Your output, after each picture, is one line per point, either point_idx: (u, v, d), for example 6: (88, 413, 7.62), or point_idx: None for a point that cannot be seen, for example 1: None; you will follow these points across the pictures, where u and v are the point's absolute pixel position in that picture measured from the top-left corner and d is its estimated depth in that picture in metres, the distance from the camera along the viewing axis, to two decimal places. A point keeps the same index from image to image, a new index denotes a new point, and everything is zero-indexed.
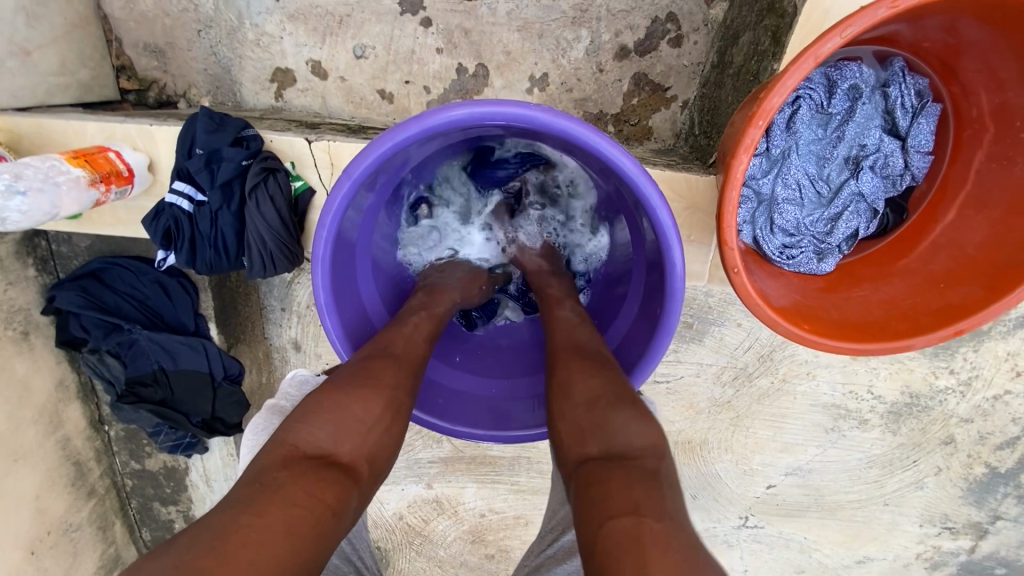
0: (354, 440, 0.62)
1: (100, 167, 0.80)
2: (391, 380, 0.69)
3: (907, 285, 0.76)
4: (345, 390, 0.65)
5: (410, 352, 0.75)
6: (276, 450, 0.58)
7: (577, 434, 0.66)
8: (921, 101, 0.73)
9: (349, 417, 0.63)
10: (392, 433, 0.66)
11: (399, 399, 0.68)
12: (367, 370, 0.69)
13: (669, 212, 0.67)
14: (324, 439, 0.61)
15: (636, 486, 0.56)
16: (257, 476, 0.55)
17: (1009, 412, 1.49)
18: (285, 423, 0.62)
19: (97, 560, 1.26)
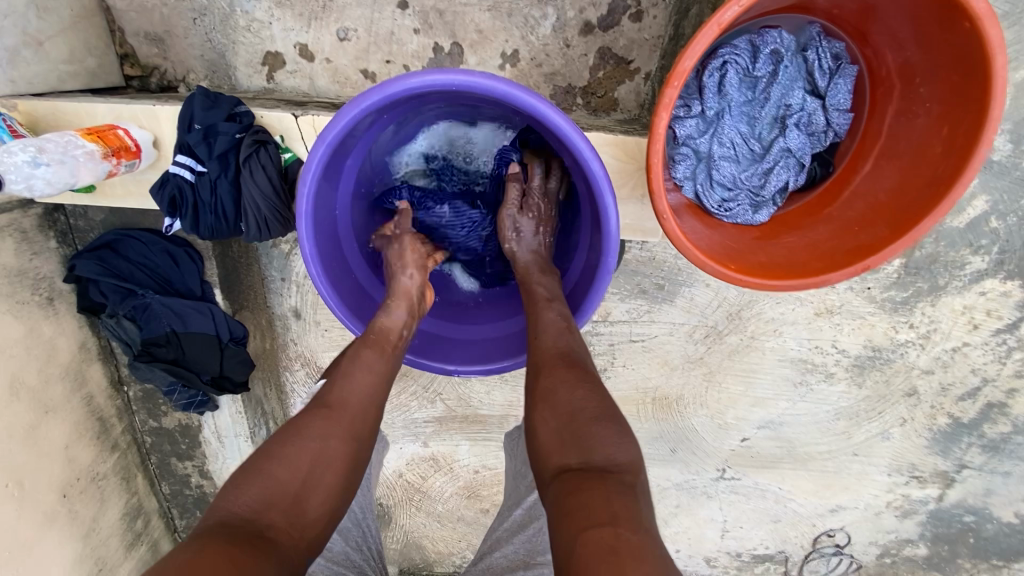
0: (286, 496, 0.69)
1: (111, 142, 0.91)
2: (321, 432, 0.77)
3: (828, 231, 0.85)
4: (277, 451, 0.72)
5: (347, 402, 0.82)
6: (209, 518, 0.65)
7: (558, 446, 0.73)
8: (838, 63, 0.82)
9: (279, 474, 0.70)
10: (325, 482, 0.74)
11: (330, 448, 0.76)
12: (297, 427, 0.76)
13: (601, 164, 0.77)
14: (256, 499, 0.67)
15: (614, 497, 0.63)
16: (192, 539, 0.61)
17: (968, 364, 1.58)
18: (218, 495, 0.68)
19: (122, 507, 1.40)
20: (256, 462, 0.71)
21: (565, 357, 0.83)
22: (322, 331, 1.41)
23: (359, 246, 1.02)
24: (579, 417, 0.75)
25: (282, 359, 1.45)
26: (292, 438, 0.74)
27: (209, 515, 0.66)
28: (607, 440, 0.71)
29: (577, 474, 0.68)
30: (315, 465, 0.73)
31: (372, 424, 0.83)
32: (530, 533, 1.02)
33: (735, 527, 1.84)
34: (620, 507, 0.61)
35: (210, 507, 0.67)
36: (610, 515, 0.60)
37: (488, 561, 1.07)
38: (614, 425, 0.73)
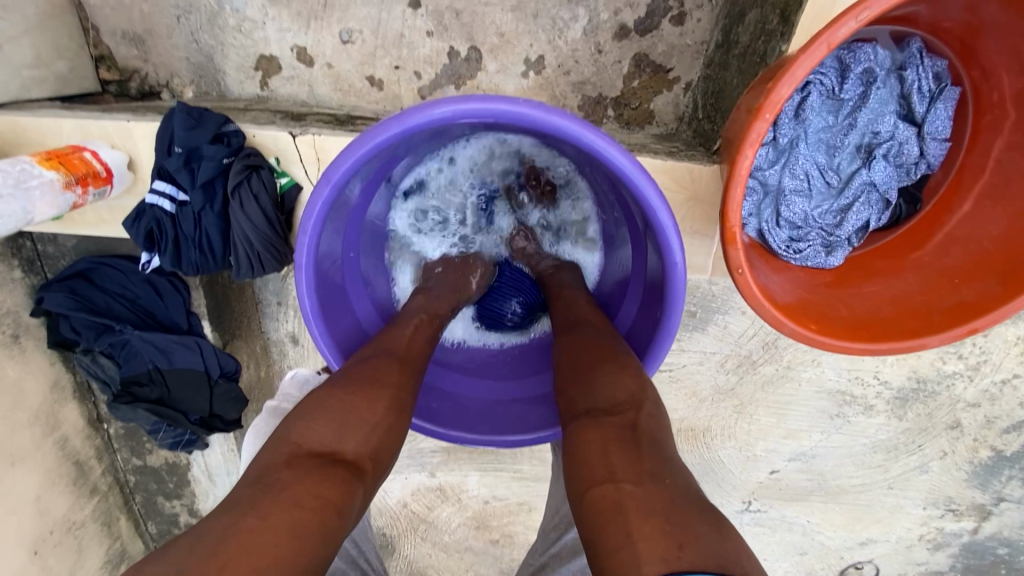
0: (358, 433, 0.64)
1: (75, 168, 0.77)
2: (394, 379, 0.71)
3: (918, 280, 0.73)
4: (343, 388, 0.67)
5: (413, 353, 0.77)
6: (278, 448, 0.60)
7: (568, 401, 0.70)
8: (939, 85, 0.69)
9: (349, 412, 0.65)
10: (395, 422, 0.68)
11: (400, 398, 0.70)
12: (368, 370, 0.71)
13: (670, 212, 0.65)
14: (328, 436, 0.62)
15: (614, 448, 0.59)
16: (262, 473, 0.57)
17: (1018, 396, 1.46)
18: (285, 424, 0.64)
19: (103, 554, 1.28)
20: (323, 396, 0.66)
21: (570, 326, 0.79)
22: (322, 358, 1.29)
23: (366, 287, 0.89)
24: (603, 361, 0.70)
25: (278, 389, 1.32)
26: (355, 377, 0.69)
27: (275, 446, 0.61)
28: (610, 386, 0.66)
29: (586, 422, 0.64)
30: (386, 410, 0.67)
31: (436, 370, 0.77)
32: (586, 560, 0.88)
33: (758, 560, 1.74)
34: (623, 458, 0.57)
35: (275, 438, 0.62)
36: (608, 471, 0.57)
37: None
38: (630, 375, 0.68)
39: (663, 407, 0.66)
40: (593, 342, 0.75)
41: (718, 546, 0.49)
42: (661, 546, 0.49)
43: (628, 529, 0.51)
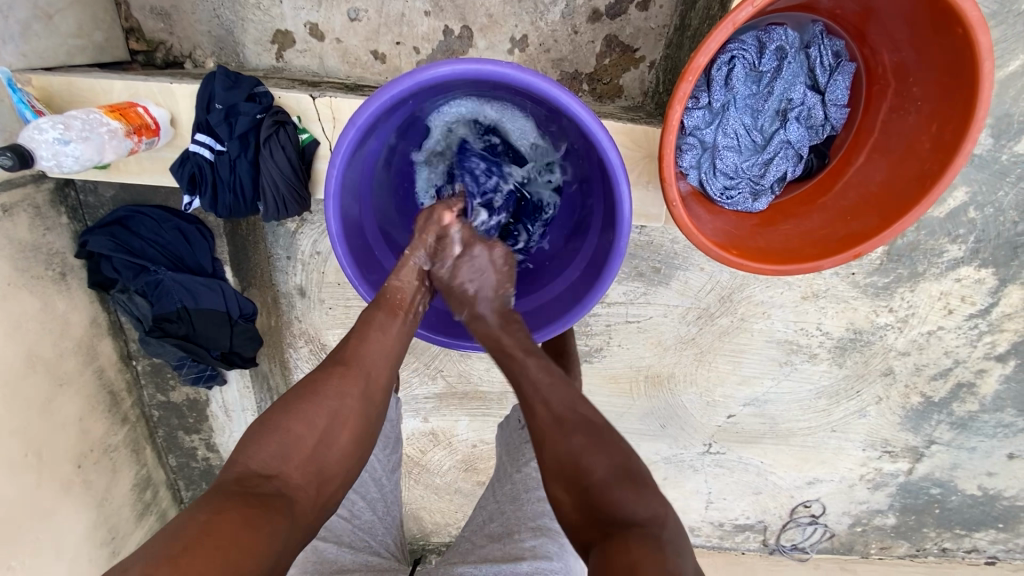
0: (301, 453, 0.74)
1: (132, 120, 0.94)
2: (335, 386, 0.80)
3: (824, 219, 0.92)
4: (286, 410, 0.76)
5: (367, 362, 0.85)
6: (227, 472, 0.70)
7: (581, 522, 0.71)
8: (837, 61, 0.89)
9: (291, 433, 0.74)
10: (339, 442, 0.78)
11: (341, 407, 0.79)
12: (313, 382, 0.80)
13: (618, 152, 0.81)
14: (268, 456, 0.72)
15: (642, 552, 0.62)
16: (209, 494, 0.66)
17: (942, 345, 1.55)
18: (234, 453, 0.72)
19: (132, 478, 1.43)
20: (271, 418, 0.75)
21: (561, 424, 0.78)
22: (326, 309, 1.46)
23: (377, 230, 1.05)
24: (584, 475, 0.73)
25: (287, 336, 1.50)
26: (305, 395, 0.78)
27: (224, 472, 0.70)
28: (630, 498, 0.69)
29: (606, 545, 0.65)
30: (330, 423, 0.78)
31: (386, 380, 0.87)
32: (536, 493, 0.97)
33: (718, 498, 1.83)
34: (646, 557, 0.61)
35: (229, 461, 0.72)
36: (630, 566, 0.60)
37: (489, 527, 0.98)
38: (636, 486, 0.71)
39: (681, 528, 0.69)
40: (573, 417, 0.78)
41: None
42: None
43: None
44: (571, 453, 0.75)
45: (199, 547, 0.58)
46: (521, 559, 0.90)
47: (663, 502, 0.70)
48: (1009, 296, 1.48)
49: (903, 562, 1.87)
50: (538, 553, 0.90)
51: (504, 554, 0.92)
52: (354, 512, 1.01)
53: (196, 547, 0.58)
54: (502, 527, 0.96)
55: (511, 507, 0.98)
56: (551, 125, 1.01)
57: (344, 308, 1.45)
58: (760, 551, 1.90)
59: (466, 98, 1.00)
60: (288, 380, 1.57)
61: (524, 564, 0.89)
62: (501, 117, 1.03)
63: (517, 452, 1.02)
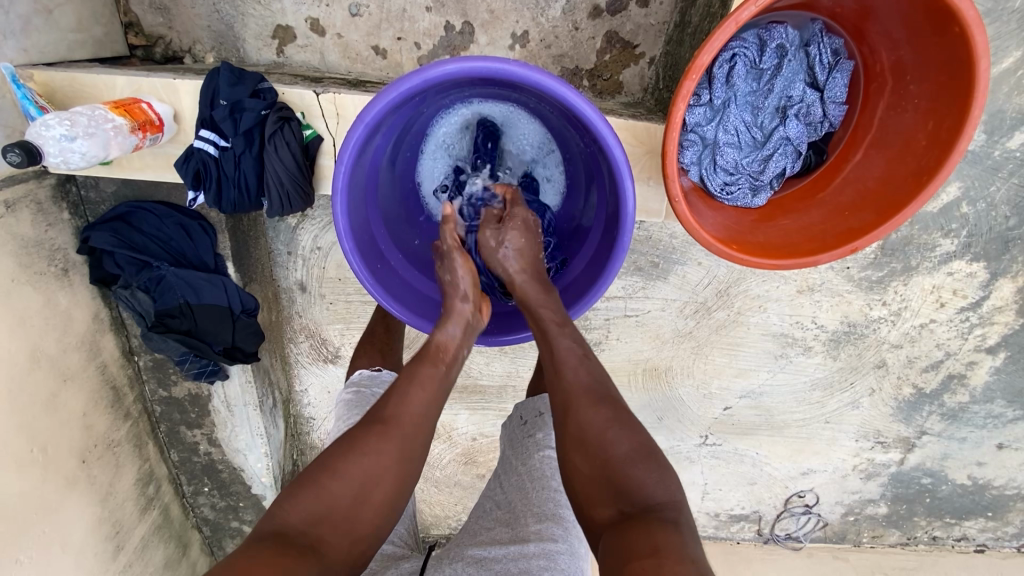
0: (336, 511, 0.75)
1: (137, 116, 0.94)
2: (374, 445, 0.79)
3: (822, 214, 0.94)
4: (326, 466, 0.77)
5: (409, 422, 0.83)
6: (267, 524, 0.72)
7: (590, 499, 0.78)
8: (836, 58, 0.90)
9: (328, 491, 0.75)
10: (375, 502, 0.78)
11: (379, 466, 0.79)
12: (352, 438, 0.81)
13: (622, 149, 0.82)
14: (306, 514, 0.73)
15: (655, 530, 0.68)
16: (250, 544, 0.68)
17: (934, 338, 1.58)
18: (277, 500, 0.75)
19: (135, 473, 1.44)
20: (313, 473, 0.77)
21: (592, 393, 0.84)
22: (326, 304, 1.48)
23: (383, 226, 1.05)
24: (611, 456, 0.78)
25: (288, 331, 1.52)
26: (346, 452, 0.78)
27: (264, 522, 0.73)
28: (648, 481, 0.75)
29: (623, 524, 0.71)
30: (365, 482, 0.77)
31: (424, 439, 0.84)
32: (538, 481, 0.98)
33: (715, 489, 1.86)
34: (664, 539, 0.66)
35: (269, 513, 0.74)
36: (653, 547, 0.65)
37: (496, 512, 1.01)
38: (655, 469, 0.76)
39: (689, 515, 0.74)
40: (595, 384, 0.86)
41: None
42: None
43: None
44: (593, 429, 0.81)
45: None
46: (528, 541, 0.91)
47: (676, 489, 0.76)
48: (1000, 289, 1.51)
49: (894, 550, 1.91)
50: (543, 536, 0.92)
51: (512, 538, 0.94)
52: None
53: None
54: (508, 514, 0.98)
55: (515, 494, 1.00)
56: (555, 124, 1.04)
57: (345, 303, 1.46)
58: (755, 541, 1.93)
59: (472, 96, 1.02)
60: (290, 374, 1.59)
61: (531, 546, 0.90)
62: (505, 115, 1.04)
63: (521, 446, 1.04)
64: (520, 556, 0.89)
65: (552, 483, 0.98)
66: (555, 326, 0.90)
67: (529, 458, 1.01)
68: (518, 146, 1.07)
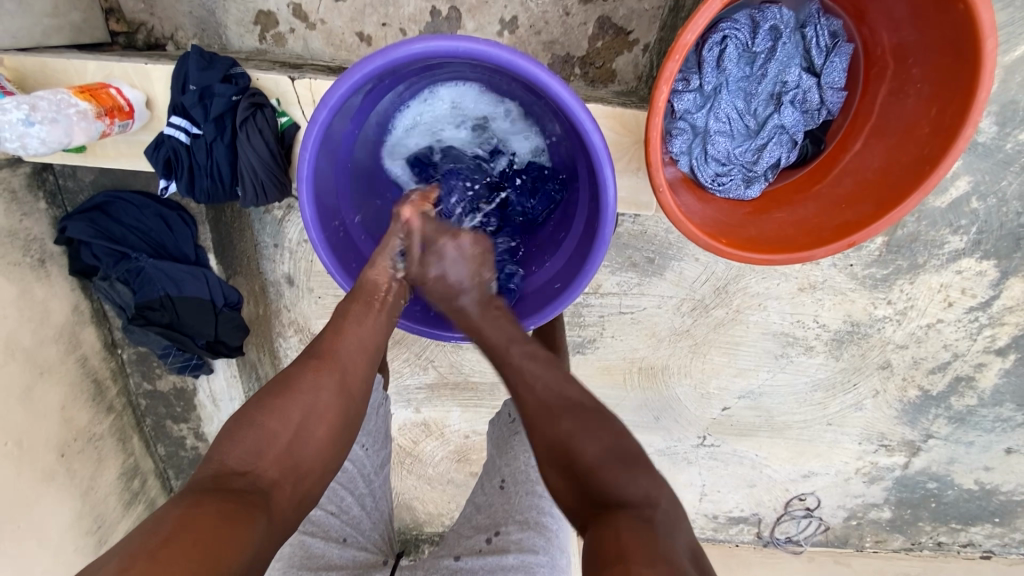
0: (276, 447, 0.72)
1: (104, 102, 0.91)
2: (311, 380, 0.78)
3: (818, 206, 0.89)
4: (258, 408, 0.74)
5: (338, 350, 0.83)
6: (204, 470, 0.68)
7: (579, 501, 0.71)
8: (835, 41, 0.86)
9: (266, 430, 0.72)
10: (320, 432, 0.76)
11: (316, 403, 0.77)
12: (286, 379, 0.78)
13: (602, 136, 0.78)
14: (246, 454, 0.70)
15: (631, 535, 0.61)
16: (187, 491, 0.64)
17: (941, 339, 1.52)
18: (212, 448, 0.71)
19: (119, 467, 1.42)
20: (249, 413, 0.74)
21: (546, 407, 0.78)
22: (315, 298, 1.44)
23: (357, 218, 1.02)
24: (582, 466, 0.71)
25: (276, 325, 1.48)
26: (285, 391, 0.76)
27: (202, 468, 0.69)
28: (625, 483, 0.68)
29: (598, 527, 0.65)
30: (306, 417, 0.75)
31: (365, 373, 0.84)
32: (521, 489, 0.94)
33: (713, 491, 1.81)
34: (634, 542, 0.59)
35: (206, 459, 0.70)
36: (619, 552, 0.59)
37: (474, 519, 0.98)
38: (633, 468, 0.69)
39: (681, 507, 0.67)
40: (556, 389, 0.80)
41: None
42: None
43: None
44: (558, 437, 0.75)
45: (178, 536, 0.57)
46: (508, 553, 0.89)
47: (656, 480, 0.69)
48: (1010, 289, 1.45)
49: (897, 555, 1.85)
50: (523, 546, 0.89)
51: (490, 547, 0.91)
52: (342, 508, 0.99)
53: (175, 537, 0.57)
54: (488, 519, 0.95)
55: (493, 503, 0.96)
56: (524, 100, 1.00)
57: (333, 298, 1.43)
58: (754, 544, 1.88)
59: (435, 78, 0.99)
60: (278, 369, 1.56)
61: (509, 558, 0.88)
62: (471, 96, 1.01)
63: (506, 445, 1.00)
64: (499, 567, 0.88)
65: (537, 489, 0.94)
66: (507, 346, 0.86)
67: (514, 459, 0.96)
68: (488, 125, 1.03)
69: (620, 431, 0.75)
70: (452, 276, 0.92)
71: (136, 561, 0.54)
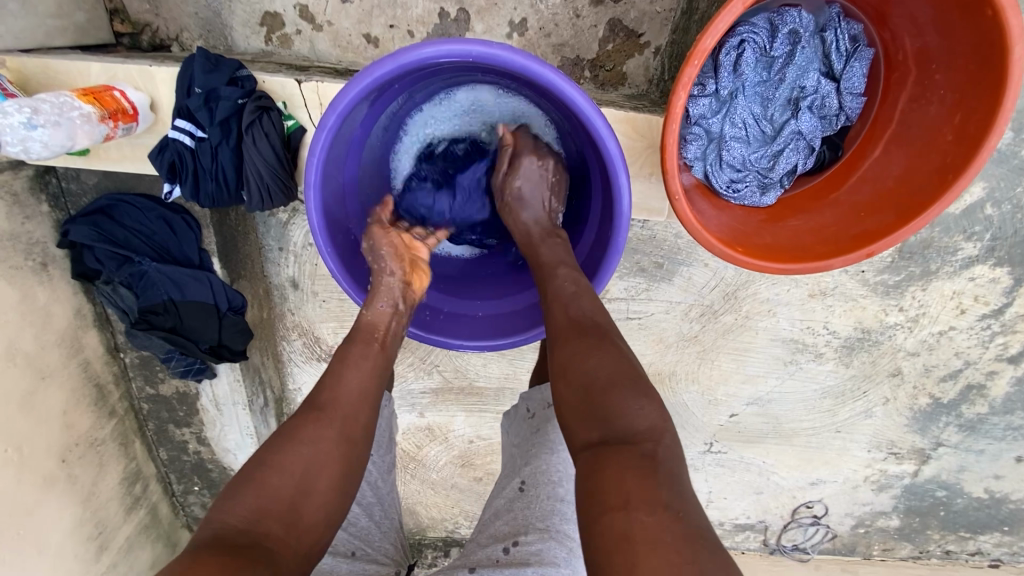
0: (281, 501, 0.69)
1: (108, 104, 0.90)
2: (314, 430, 0.75)
3: (835, 214, 0.87)
4: (259, 466, 0.71)
5: (341, 398, 0.80)
6: (204, 530, 0.64)
7: (580, 420, 0.72)
8: (855, 46, 0.84)
9: (267, 486, 0.69)
10: (324, 482, 0.73)
11: (320, 454, 0.74)
12: (288, 431, 0.75)
13: (617, 143, 0.77)
14: (247, 509, 0.67)
15: (630, 473, 0.61)
16: (185, 555, 0.61)
17: (953, 346, 1.50)
18: (211, 508, 0.67)
19: (121, 472, 1.41)
20: (248, 471, 0.70)
21: (575, 327, 0.79)
22: (319, 302, 1.43)
23: (364, 222, 1.01)
24: (597, 385, 0.72)
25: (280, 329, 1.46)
26: (286, 445, 0.73)
27: (201, 529, 0.65)
28: (628, 407, 0.68)
29: (596, 452, 0.66)
30: (309, 469, 0.72)
31: (368, 420, 0.81)
32: (540, 497, 0.92)
33: (719, 498, 1.79)
34: (637, 485, 0.59)
35: (205, 519, 0.66)
36: (624, 498, 0.59)
37: (491, 528, 0.96)
38: (640, 392, 0.70)
39: (679, 442, 0.67)
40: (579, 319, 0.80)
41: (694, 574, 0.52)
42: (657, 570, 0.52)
43: (632, 558, 0.54)
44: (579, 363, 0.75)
45: None
46: (528, 565, 0.86)
47: (662, 412, 0.69)
48: None
49: (905, 564, 1.83)
50: (543, 559, 0.87)
51: (508, 559, 0.88)
52: (350, 519, 0.98)
53: None
54: (507, 527, 0.93)
55: (512, 514, 0.94)
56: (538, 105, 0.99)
57: (338, 301, 1.41)
58: (760, 551, 1.86)
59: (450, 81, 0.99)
60: (282, 373, 1.55)
61: (530, 572, 0.85)
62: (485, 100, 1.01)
63: (527, 444, 0.98)
64: None
65: (558, 493, 0.92)
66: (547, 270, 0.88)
67: (535, 460, 0.94)
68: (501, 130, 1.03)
69: (631, 362, 0.75)
70: (528, 193, 0.94)
71: None
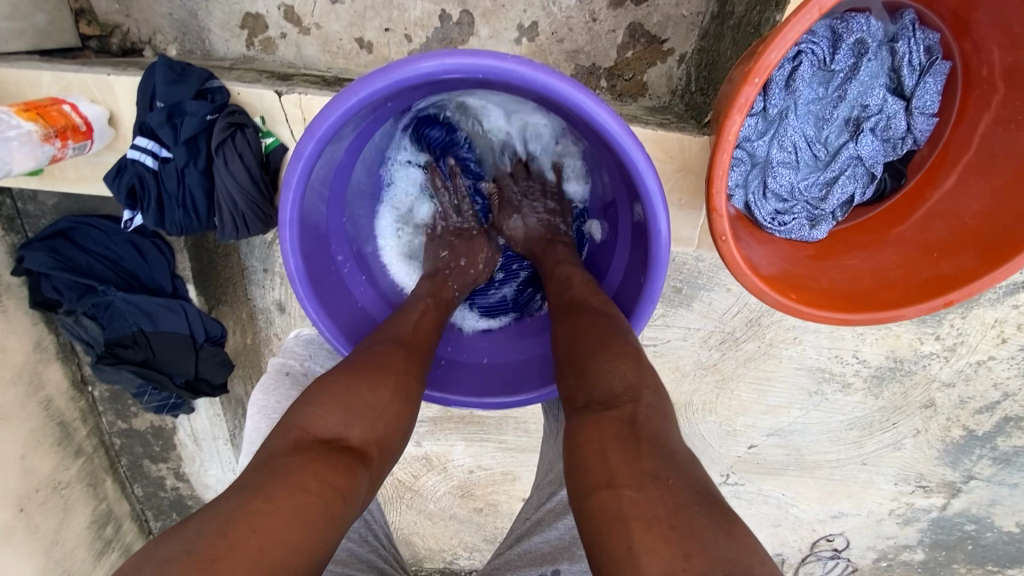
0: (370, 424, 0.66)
1: (54, 120, 0.78)
2: (399, 364, 0.72)
3: (900, 254, 0.78)
4: (348, 379, 0.67)
5: (418, 340, 0.79)
6: (287, 434, 0.61)
7: (568, 392, 0.68)
8: (930, 59, 0.73)
9: (358, 402, 0.65)
10: (404, 416, 0.70)
11: (406, 386, 0.71)
12: (374, 358, 0.72)
13: (656, 176, 0.66)
14: (334, 422, 0.63)
15: (611, 445, 0.56)
16: (267, 457, 0.58)
17: (991, 376, 1.38)
18: (293, 410, 0.64)
19: (90, 514, 1.28)
20: (333, 382, 0.67)
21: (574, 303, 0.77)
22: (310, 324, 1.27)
23: (354, 254, 0.90)
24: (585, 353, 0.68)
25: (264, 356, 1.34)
26: (374, 368, 0.70)
27: (282, 431, 0.62)
28: (606, 371, 0.64)
29: (581, 420, 0.61)
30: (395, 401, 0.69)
31: None
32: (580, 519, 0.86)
33: None
34: (620, 458, 0.53)
35: (285, 421, 0.63)
36: (608, 476, 0.53)
37: (525, 545, 0.89)
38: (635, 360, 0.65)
39: (665, 396, 0.62)
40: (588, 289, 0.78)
41: (705, 541, 0.46)
42: (657, 562, 0.45)
43: (627, 539, 0.48)
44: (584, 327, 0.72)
45: (264, 517, 0.51)
46: None
47: (640, 370, 0.63)
48: None
49: None
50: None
51: None
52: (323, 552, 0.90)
53: (258, 518, 0.50)
54: (546, 548, 0.87)
55: (552, 532, 0.87)
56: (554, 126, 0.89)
57: None
58: None
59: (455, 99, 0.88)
60: None
61: None
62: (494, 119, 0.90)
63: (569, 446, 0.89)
64: None
65: None
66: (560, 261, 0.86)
67: None
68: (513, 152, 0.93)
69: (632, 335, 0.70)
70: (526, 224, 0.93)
71: (217, 544, 0.48)
